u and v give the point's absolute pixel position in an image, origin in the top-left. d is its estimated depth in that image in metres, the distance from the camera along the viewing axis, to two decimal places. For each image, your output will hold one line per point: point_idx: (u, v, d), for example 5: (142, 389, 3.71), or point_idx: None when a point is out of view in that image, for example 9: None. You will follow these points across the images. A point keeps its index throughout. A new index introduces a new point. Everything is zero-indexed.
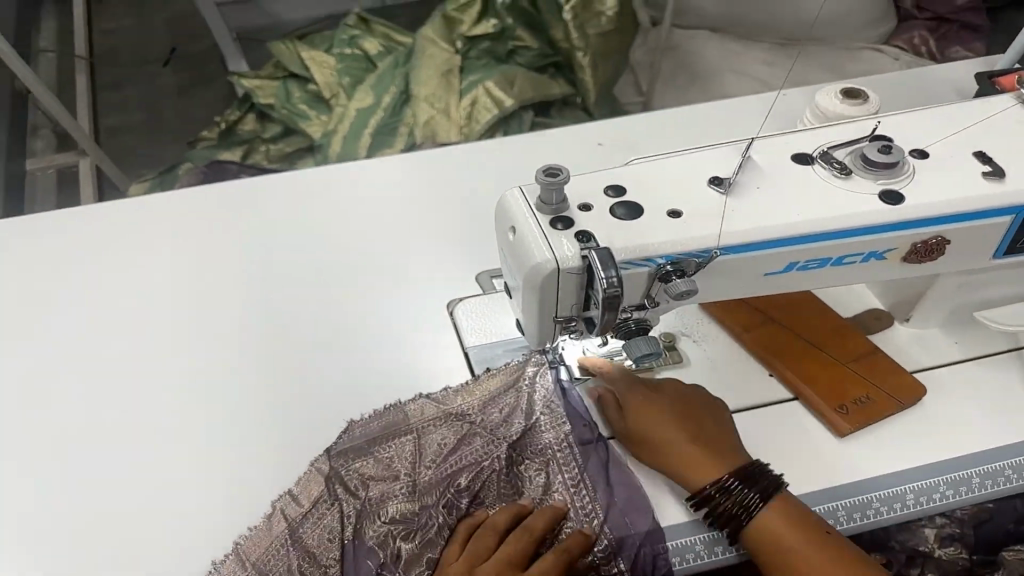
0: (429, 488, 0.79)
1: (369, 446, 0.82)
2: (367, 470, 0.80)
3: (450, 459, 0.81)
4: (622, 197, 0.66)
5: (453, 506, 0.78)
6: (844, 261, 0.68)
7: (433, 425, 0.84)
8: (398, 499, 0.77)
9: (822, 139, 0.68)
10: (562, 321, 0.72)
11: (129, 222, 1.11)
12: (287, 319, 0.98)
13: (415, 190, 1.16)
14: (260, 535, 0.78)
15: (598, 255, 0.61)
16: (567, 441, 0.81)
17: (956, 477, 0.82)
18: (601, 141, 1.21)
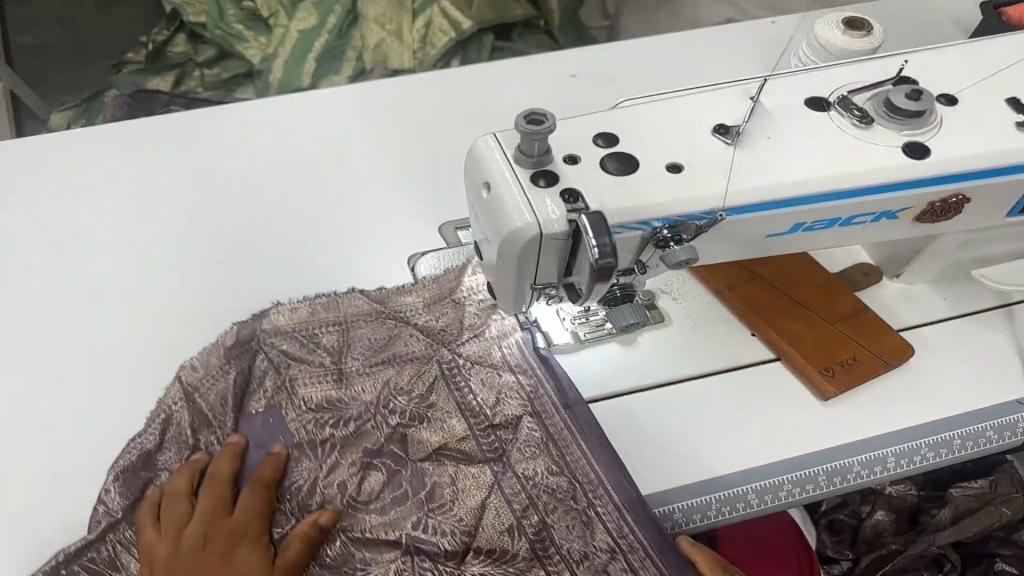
0: (357, 375, 0.78)
1: (300, 330, 0.81)
2: (302, 363, 0.78)
3: (381, 351, 0.80)
4: (614, 147, 0.57)
5: (385, 395, 0.77)
6: (853, 220, 0.61)
7: (365, 319, 0.82)
8: (324, 386, 0.77)
9: (840, 81, 0.60)
10: (541, 288, 0.64)
11: (36, 163, 0.96)
12: (225, 264, 0.88)
13: (368, 126, 1.03)
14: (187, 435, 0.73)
15: (589, 219, 0.53)
16: (553, 405, 0.78)
17: (939, 438, 0.79)
18: (573, 74, 1.10)
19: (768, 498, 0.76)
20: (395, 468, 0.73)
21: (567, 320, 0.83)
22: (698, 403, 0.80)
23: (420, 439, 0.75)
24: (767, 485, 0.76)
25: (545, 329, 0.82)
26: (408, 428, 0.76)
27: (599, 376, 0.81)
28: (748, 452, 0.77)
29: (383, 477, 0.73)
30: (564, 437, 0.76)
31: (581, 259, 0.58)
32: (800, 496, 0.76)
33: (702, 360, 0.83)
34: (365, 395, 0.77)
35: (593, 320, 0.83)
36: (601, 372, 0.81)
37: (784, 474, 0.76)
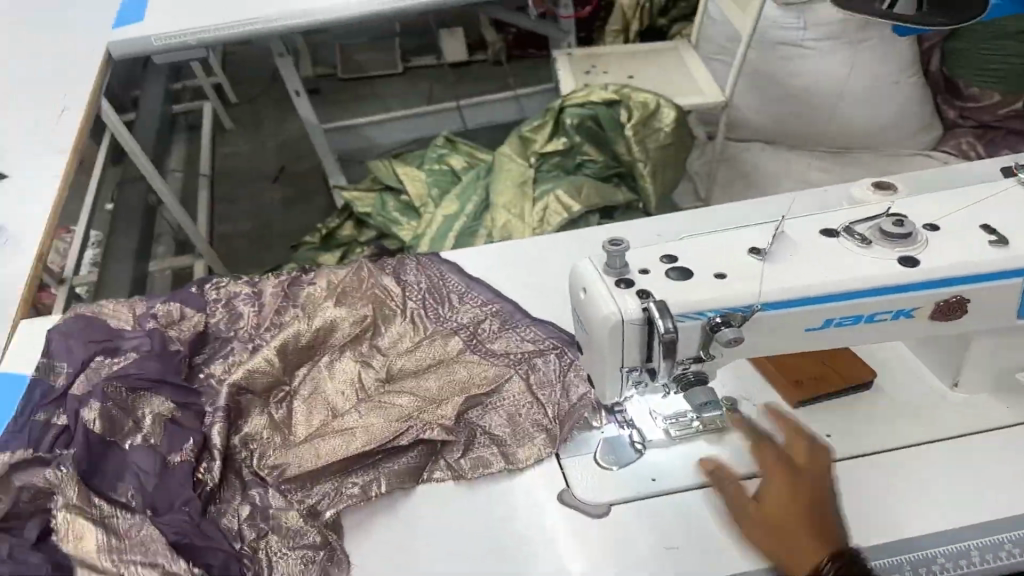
0: (260, 294, 1.33)
1: (228, 303, 1.31)
2: (241, 294, 1.32)
3: (251, 298, 1.32)
4: (675, 263, 0.80)
5: (269, 287, 1.33)
6: (875, 318, 0.79)
7: (237, 294, 1.32)
8: (249, 302, 1.31)
9: (847, 216, 0.81)
10: (626, 370, 0.85)
11: (248, 302, 1.31)
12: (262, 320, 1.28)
13: (496, 273, 1.34)
14: (255, 400, 1.13)
15: (656, 307, 0.76)
16: (502, 385, 1.13)
17: (1019, 536, 0.89)
18: (668, 219, 1.25)
19: None
20: (288, 293, 1.33)
21: (659, 421, 1.05)
22: None
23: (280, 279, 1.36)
24: None
25: (641, 427, 1.04)
26: (287, 286, 1.34)
27: (683, 463, 1.00)
28: None
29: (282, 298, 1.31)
30: (565, 365, 1.15)
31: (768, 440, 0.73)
32: None
33: (773, 457, 0.98)
34: (258, 294, 1.32)
35: (682, 422, 1.03)
36: (686, 464, 1.00)
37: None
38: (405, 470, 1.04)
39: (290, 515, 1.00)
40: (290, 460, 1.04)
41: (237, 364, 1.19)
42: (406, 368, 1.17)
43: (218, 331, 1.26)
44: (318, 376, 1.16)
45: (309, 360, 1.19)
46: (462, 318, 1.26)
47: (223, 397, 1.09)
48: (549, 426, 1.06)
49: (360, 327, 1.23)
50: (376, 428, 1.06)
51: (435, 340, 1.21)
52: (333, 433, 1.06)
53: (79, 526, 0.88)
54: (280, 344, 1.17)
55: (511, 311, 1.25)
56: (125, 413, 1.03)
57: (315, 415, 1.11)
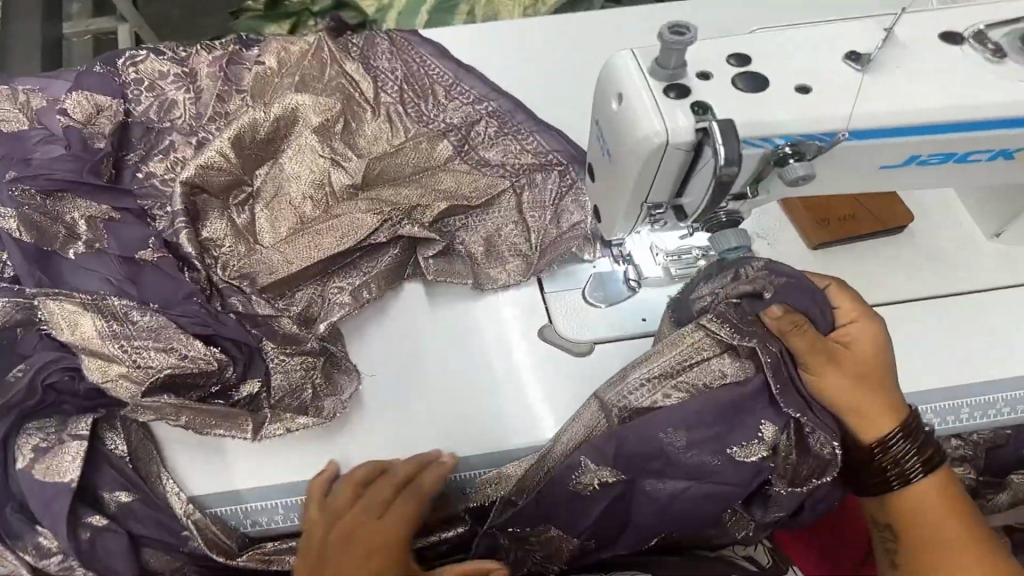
0: (194, 73, 1.07)
1: (152, 83, 1.06)
2: (168, 72, 1.07)
3: (181, 78, 1.07)
4: (746, 66, 0.61)
5: (205, 65, 1.08)
6: (968, 157, 0.63)
7: (164, 72, 1.07)
8: (179, 85, 1.06)
9: (976, 17, 0.62)
10: (649, 206, 0.69)
11: (180, 82, 1.06)
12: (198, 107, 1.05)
13: (487, 61, 1.10)
14: (213, 201, 0.94)
15: (719, 124, 0.58)
16: (497, 194, 0.97)
17: (1020, 396, 0.84)
18: (700, 16, 1.04)
19: None
20: (228, 74, 1.08)
21: (658, 257, 0.90)
22: None
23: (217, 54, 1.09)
24: None
25: (638, 264, 0.90)
26: (227, 65, 1.08)
27: None
28: None
29: (220, 79, 1.07)
30: (566, 184, 0.99)
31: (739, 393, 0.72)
32: None
33: None
34: (195, 73, 1.07)
35: (685, 260, 0.89)
36: None
37: None
38: (389, 266, 0.92)
39: (285, 320, 0.86)
40: (259, 268, 0.90)
41: (183, 162, 0.99)
42: (384, 174, 0.98)
43: (149, 121, 1.03)
44: (280, 175, 0.98)
45: (268, 160, 0.99)
46: (452, 117, 1.05)
47: (178, 198, 0.90)
48: (535, 251, 0.93)
49: (330, 117, 1.00)
50: (349, 222, 0.92)
51: (420, 142, 1.01)
52: (300, 238, 0.91)
53: (67, 308, 0.79)
54: (235, 135, 0.95)
55: (511, 111, 1.04)
56: (51, 220, 0.87)
57: (278, 223, 0.95)
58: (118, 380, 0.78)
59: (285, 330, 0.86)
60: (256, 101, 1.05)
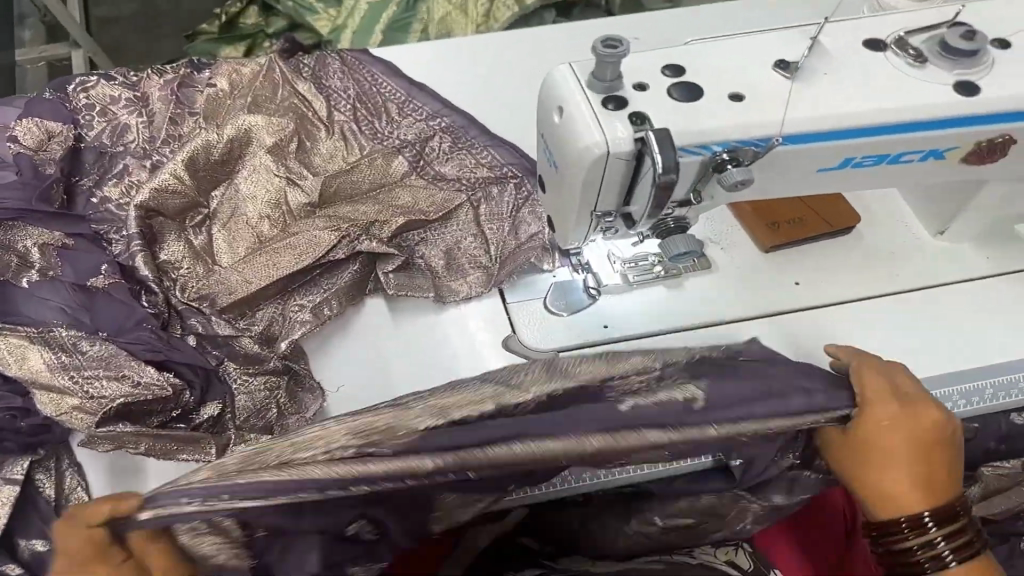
0: (145, 97, 1.06)
1: (100, 108, 1.04)
2: (116, 97, 1.05)
3: (131, 103, 1.05)
4: (681, 77, 0.62)
5: (156, 88, 1.07)
6: (900, 159, 0.65)
7: (113, 97, 1.05)
8: (131, 110, 1.04)
9: (898, 25, 0.64)
10: (598, 215, 0.70)
11: (131, 106, 1.05)
12: (156, 129, 1.03)
13: (439, 77, 1.11)
14: (168, 224, 0.93)
15: (655, 134, 0.59)
16: (452, 208, 0.97)
17: (969, 387, 0.84)
18: (645, 29, 1.06)
19: None
20: (178, 97, 1.06)
21: (616, 264, 0.92)
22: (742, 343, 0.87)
23: (167, 77, 1.08)
24: None
25: (596, 271, 0.92)
26: (179, 89, 1.07)
27: (642, 315, 0.89)
28: None
29: (171, 102, 1.06)
30: (523, 196, 0.99)
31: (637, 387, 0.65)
32: None
33: (743, 305, 0.88)
34: (146, 98, 1.06)
35: (642, 267, 0.91)
36: (645, 312, 0.89)
37: None
38: (349, 282, 0.91)
39: (244, 341, 0.86)
40: (216, 290, 0.89)
41: (137, 186, 0.97)
42: (341, 191, 0.98)
43: (101, 146, 1.01)
44: (236, 195, 0.97)
45: (223, 182, 0.98)
46: (407, 133, 1.05)
47: (133, 221, 0.90)
48: (494, 262, 0.93)
49: (282, 137, 1.00)
50: (306, 240, 0.92)
51: (375, 159, 1.01)
52: (257, 258, 0.91)
53: (13, 342, 0.79)
54: (188, 157, 0.95)
55: (466, 126, 1.05)
56: (2, 250, 0.86)
57: (232, 245, 0.94)
58: (72, 412, 0.76)
59: (247, 350, 0.85)
60: (209, 123, 1.04)
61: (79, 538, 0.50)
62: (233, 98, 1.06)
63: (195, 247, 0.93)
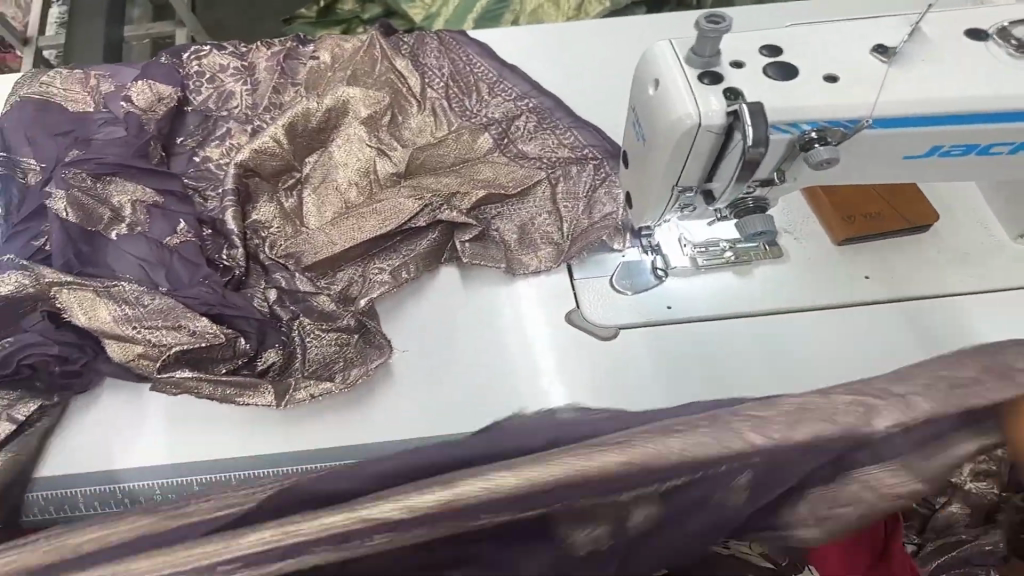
0: (251, 67, 1.15)
1: (211, 75, 1.13)
2: (223, 66, 1.14)
3: (237, 71, 1.14)
4: (777, 57, 0.65)
5: (263, 58, 1.15)
6: (990, 151, 0.66)
7: (223, 66, 1.14)
8: (237, 78, 1.13)
9: (1002, 16, 0.65)
10: (679, 189, 0.73)
11: (239, 74, 1.14)
12: (259, 97, 1.12)
13: (528, 60, 1.15)
14: (262, 185, 1.01)
15: (750, 107, 0.62)
16: (529, 186, 1.02)
17: None
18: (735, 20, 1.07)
19: None
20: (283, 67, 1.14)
21: (687, 247, 0.93)
22: (808, 331, 0.89)
23: (273, 48, 1.16)
24: None
25: (665, 253, 0.93)
26: (285, 60, 1.15)
27: (703, 299, 0.91)
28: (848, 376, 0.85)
29: (276, 71, 1.14)
30: (602, 176, 1.03)
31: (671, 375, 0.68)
32: None
33: (812, 294, 0.90)
34: (252, 67, 1.14)
35: (713, 252, 0.92)
36: (709, 296, 0.91)
37: None
38: (428, 249, 0.96)
39: (321, 299, 0.92)
40: (304, 248, 0.96)
41: (237, 148, 1.07)
42: (427, 163, 1.04)
43: (206, 110, 1.10)
44: (330, 161, 1.04)
45: (320, 147, 1.05)
46: (493, 112, 1.10)
47: (231, 178, 0.98)
48: (569, 236, 0.97)
49: (378, 110, 1.07)
50: (391, 207, 0.98)
51: (462, 134, 1.06)
52: (345, 221, 0.98)
53: (82, 295, 0.84)
54: (288, 123, 1.02)
55: (552, 107, 1.09)
56: (98, 203, 0.93)
57: (327, 204, 1.01)
58: (138, 359, 0.84)
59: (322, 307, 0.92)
60: (309, 93, 1.11)
61: None
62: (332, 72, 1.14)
63: (287, 208, 1.01)
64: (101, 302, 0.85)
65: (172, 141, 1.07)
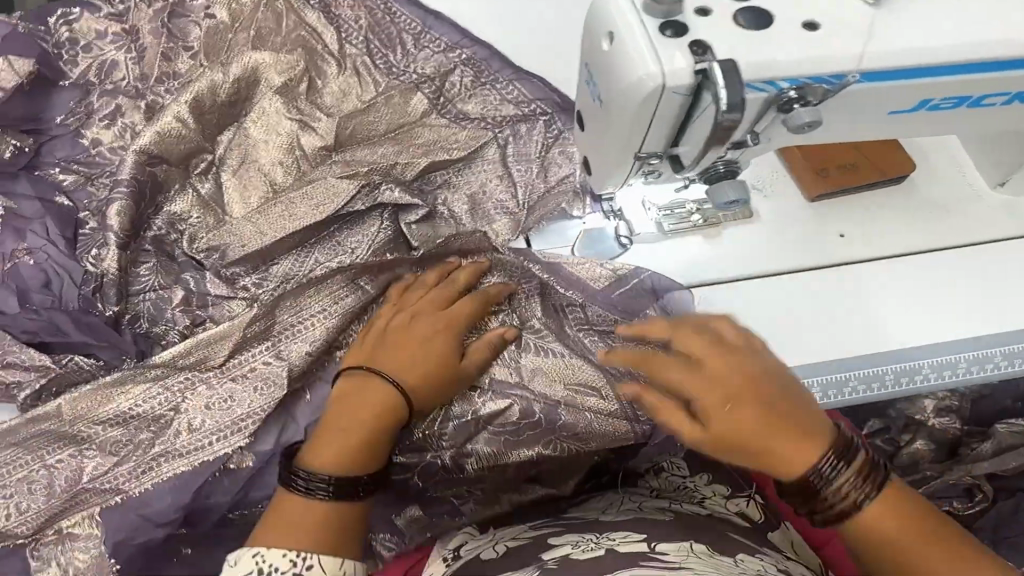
0: (137, 29, 0.98)
1: (92, 43, 0.98)
2: (103, 31, 0.99)
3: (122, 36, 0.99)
4: (749, 2, 0.56)
5: (149, 16, 0.98)
6: (981, 102, 0.60)
7: (104, 30, 0.99)
8: (123, 48, 0.98)
9: None
10: (643, 158, 0.65)
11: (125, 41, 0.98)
12: (151, 70, 0.97)
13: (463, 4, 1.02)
14: (172, 172, 0.89)
15: (723, 65, 0.53)
16: (474, 150, 0.91)
17: (1014, 349, 0.82)
18: None
19: (830, 393, 0.79)
20: (174, 30, 0.99)
21: (651, 211, 0.87)
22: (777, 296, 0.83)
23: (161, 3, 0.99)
24: (830, 380, 0.79)
25: (629, 218, 0.87)
26: (177, 20, 0.99)
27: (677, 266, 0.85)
28: (818, 345, 0.81)
29: (166, 33, 0.98)
30: (553, 134, 0.94)
31: (592, 310, 0.85)
32: (865, 393, 0.80)
33: (783, 254, 0.84)
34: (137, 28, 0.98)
35: (678, 215, 0.86)
36: (682, 263, 0.85)
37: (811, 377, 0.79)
38: (379, 244, 0.85)
39: (234, 304, 0.87)
40: (228, 242, 0.86)
41: (133, 129, 0.93)
42: (356, 133, 0.91)
43: (88, 84, 0.96)
44: (247, 139, 0.90)
45: (232, 122, 0.92)
46: (422, 67, 0.97)
47: (129, 168, 0.86)
48: (517, 208, 0.89)
49: (293, 76, 0.92)
50: (324, 189, 0.86)
51: (392, 97, 0.93)
52: (272, 209, 0.86)
53: None
54: (193, 99, 0.88)
55: (488, 59, 0.97)
56: None
57: (246, 188, 0.89)
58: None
59: (232, 313, 0.86)
60: (209, 60, 0.96)
61: (286, 513, 0.65)
62: (238, 31, 0.97)
63: (196, 204, 0.89)
64: None
65: (50, 123, 0.94)
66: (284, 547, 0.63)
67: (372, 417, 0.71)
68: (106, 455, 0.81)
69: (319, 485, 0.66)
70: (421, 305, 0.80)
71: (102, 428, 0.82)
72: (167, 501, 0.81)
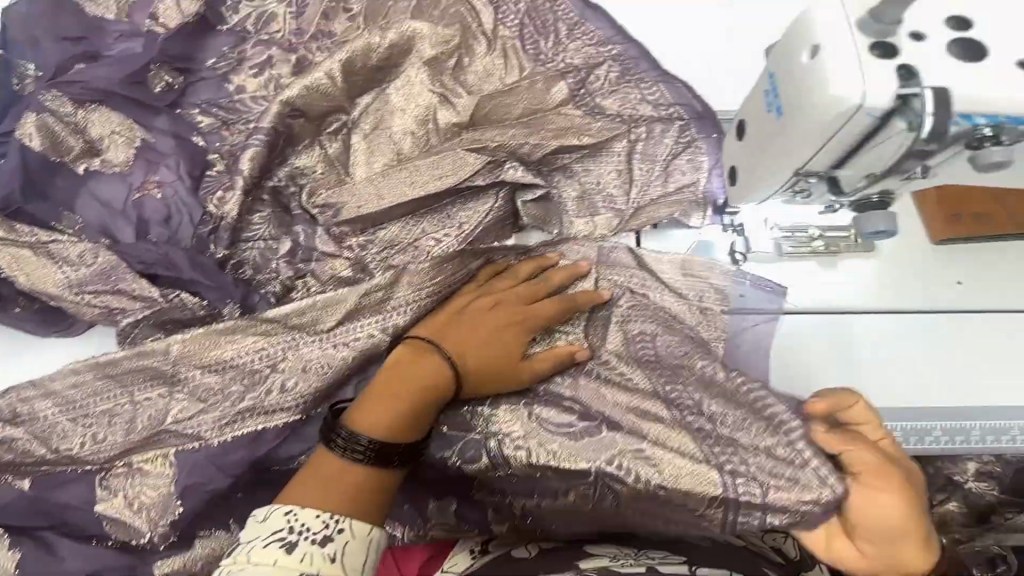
0: None
1: None
2: None
3: None
4: (965, 34, 0.55)
5: None
6: None
7: None
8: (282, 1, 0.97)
9: None
10: (803, 174, 0.65)
11: None
12: (304, 27, 0.96)
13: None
14: (306, 127, 0.90)
15: (934, 92, 0.53)
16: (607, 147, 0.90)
17: None
18: None
19: (913, 439, 0.84)
20: None
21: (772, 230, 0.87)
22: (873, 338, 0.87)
23: None
24: (915, 427, 0.84)
25: (747, 234, 0.87)
26: None
27: (789, 287, 0.88)
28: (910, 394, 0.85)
29: None
30: (687, 141, 0.90)
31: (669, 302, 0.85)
32: (944, 444, 0.85)
33: (898, 293, 0.88)
34: None
35: (799, 238, 0.87)
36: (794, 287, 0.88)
37: (899, 422, 0.84)
38: (492, 221, 0.87)
39: (336, 264, 0.87)
40: (345, 200, 0.87)
41: (278, 81, 0.94)
42: (492, 113, 0.90)
43: (243, 32, 0.96)
44: (385, 105, 0.91)
45: (376, 86, 0.92)
46: (572, 57, 0.94)
47: (271, 117, 0.87)
48: (627, 206, 0.89)
49: (445, 50, 0.91)
50: (450, 161, 0.86)
51: (537, 82, 0.92)
52: (397, 172, 0.87)
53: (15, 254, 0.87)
54: (347, 59, 0.88)
55: (637, 57, 0.94)
56: (72, 130, 0.89)
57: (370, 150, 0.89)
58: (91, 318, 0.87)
59: (333, 273, 0.87)
60: (367, 24, 0.95)
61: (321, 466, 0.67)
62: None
63: (322, 163, 0.90)
64: (38, 264, 0.86)
65: (199, 61, 0.94)
66: (316, 506, 0.64)
67: (431, 392, 0.73)
68: (196, 400, 0.81)
69: (356, 446, 0.68)
70: (506, 294, 0.81)
71: (194, 374, 0.82)
72: (240, 453, 0.81)
